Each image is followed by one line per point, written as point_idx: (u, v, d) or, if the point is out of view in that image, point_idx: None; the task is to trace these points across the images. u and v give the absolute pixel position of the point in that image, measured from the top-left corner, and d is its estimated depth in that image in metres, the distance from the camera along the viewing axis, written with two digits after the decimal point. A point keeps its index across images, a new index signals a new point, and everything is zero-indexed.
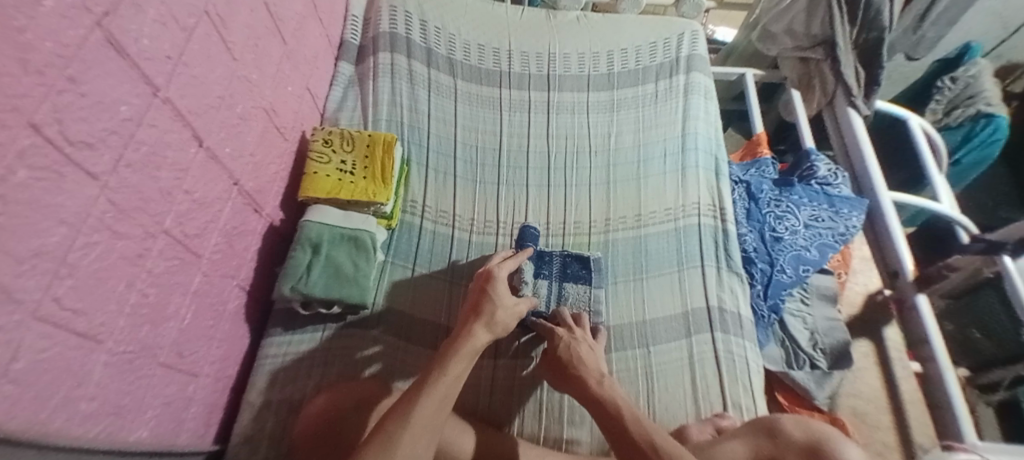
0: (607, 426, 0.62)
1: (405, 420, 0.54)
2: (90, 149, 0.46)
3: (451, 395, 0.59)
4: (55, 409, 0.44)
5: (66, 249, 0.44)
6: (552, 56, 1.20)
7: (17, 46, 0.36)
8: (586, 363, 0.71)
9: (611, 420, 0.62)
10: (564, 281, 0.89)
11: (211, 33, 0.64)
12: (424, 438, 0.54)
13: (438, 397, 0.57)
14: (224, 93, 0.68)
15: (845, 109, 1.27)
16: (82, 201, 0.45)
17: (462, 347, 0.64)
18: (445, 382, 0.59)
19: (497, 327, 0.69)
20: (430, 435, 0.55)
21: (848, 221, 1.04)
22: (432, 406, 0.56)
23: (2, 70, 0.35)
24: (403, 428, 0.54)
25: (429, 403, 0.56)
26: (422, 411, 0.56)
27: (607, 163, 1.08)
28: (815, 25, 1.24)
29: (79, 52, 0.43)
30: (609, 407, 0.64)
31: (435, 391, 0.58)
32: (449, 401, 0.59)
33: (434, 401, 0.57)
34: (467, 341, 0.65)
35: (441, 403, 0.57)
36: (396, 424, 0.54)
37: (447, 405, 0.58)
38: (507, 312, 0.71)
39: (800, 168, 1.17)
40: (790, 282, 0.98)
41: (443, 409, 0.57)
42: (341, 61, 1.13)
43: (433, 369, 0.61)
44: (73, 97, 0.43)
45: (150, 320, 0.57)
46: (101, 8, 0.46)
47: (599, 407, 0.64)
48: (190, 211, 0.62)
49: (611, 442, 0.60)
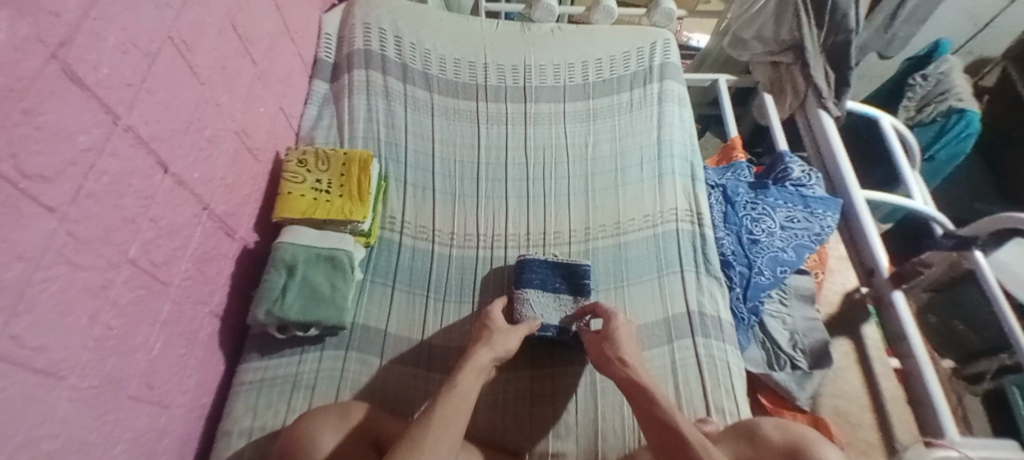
0: (640, 411, 0.62)
1: (432, 418, 0.56)
2: (48, 182, 0.45)
3: (471, 399, 0.61)
4: (15, 449, 0.43)
5: (23, 284, 0.43)
6: (527, 68, 1.21)
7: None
8: (625, 349, 0.72)
9: (643, 406, 0.62)
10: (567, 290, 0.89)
11: (176, 58, 0.63)
12: (451, 437, 0.55)
13: (455, 410, 0.58)
14: (191, 118, 0.67)
15: (816, 111, 1.30)
16: (39, 235, 0.45)
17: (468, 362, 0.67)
18: (460, 391, 0.61)
19: (497, 347, 0.71)
20: (457, 436, 0.55)
21: (823, 221, 1.06)
22: (455, 418, 0.57)
23: None
24: (429, 428, 0.54)
25: (448, 410, 0.57)
26: (444, 412, 0.57)
27: (585, 171, 1.09)
28: (783, 31, 1.27)
29: (33, 84, 0.43)
30: (649, 392, 0.64)
31: (453, 399, 0.59)
32: (468, 407, 0.60)
33: (451, 404, 0.58)
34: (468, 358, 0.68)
35: (462, 412, 0.58)
36: (421, 425, 0.55)
37: (463, 412, 0.58)
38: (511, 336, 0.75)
39: (775, 171, 1.19)
40: (769, 284, 0.99)
41: (462, 417, 0.58)
42: (315, 80, 1.13)
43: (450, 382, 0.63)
44: (28, 130, 0.43)
45: (116, 352, 0.56)
46: (57, 39, 0.45)
47: (638, 392, 0.64)
48: (156, 238, 0.61)
49: (644, 427, 0.60)
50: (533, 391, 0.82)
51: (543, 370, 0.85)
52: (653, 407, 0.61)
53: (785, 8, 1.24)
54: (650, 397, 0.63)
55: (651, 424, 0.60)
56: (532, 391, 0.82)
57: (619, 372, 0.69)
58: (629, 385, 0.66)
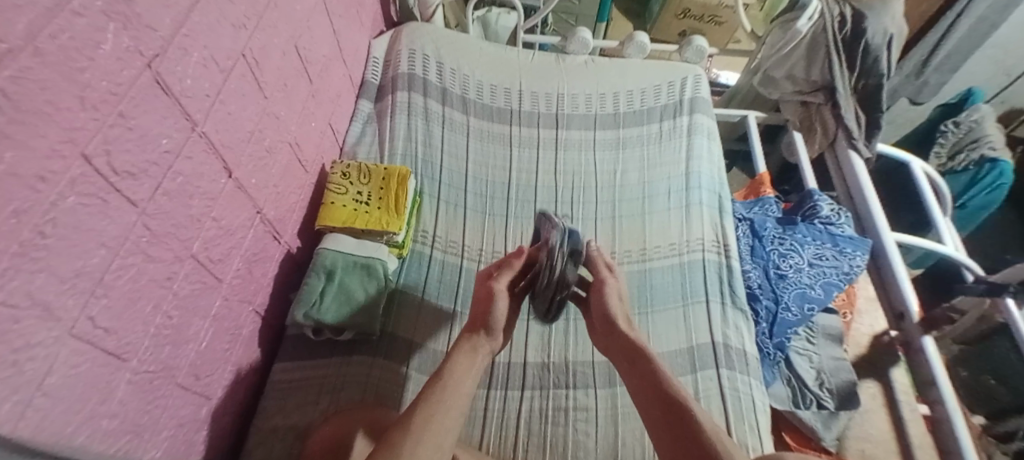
0: (643, 381, 0.67)
1: (407, 426, 0.58)
2: (134, 178, 0.50)
3: (455, 403, 0.63)
4: (79, 424, 0.46)
5: (102, 271, 0.48)
6: (560, 97, 1.26)
7: (73, 85, 0.41)
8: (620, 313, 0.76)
9: (646, 376, 0.68)
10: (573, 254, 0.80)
11: (246, 74, 0.69)
12: (431, 438, 0.58)
13: (439, 417, 0.60)
14: (254, 128, 0.72)
15: (847, 151, 1.31)
16: (122, 226, 0.50)
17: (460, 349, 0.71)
18: (439, 398, 0.63)
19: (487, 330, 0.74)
20: (441, 442, 0.59)
21: (851, 260, 1.05)
22: (429, 426, 0.59)
23: (53, 106, 0.40)
24: (403, 437, 0.57)
25: (424, 420, 0.59)
26: (419, 421, 0.59)
27: (612, 197, 1.11)
28: (814, 72, 1.29)
29: (129, 91, 0.48)
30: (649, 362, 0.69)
31: (426, 410, 0.61)
32: (451, 410, 0.62)
33: (426, 412, 0.60)
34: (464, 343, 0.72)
35: (442, 418, 0.60)
36: (397, 434, 0.58)
37: (440, 407, 0.62)
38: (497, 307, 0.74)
39: (803, 208, 1.21)
40: (796, 321, 0.98)
41: (444, 423, 0.60)
42: (361, 99, 1.19)
43: (427, 389, 0.65)
44: (122, 130, 0.48)
45: (172, 340, 0.59)
46: (153, 51, 0.51)
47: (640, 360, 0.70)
48: (216, 237, 0.66)
49: (647, 395, 0.66)
50: (554, 411, 0.83)
51: (564, 390, 0.85)
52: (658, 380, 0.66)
53: (817, 49, 1.27)
54: (652, 369, 0.68)
55: (652, 398, 0.66)
56: (551, 411, 0.83)
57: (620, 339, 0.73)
58: (632, 354, 0.71)
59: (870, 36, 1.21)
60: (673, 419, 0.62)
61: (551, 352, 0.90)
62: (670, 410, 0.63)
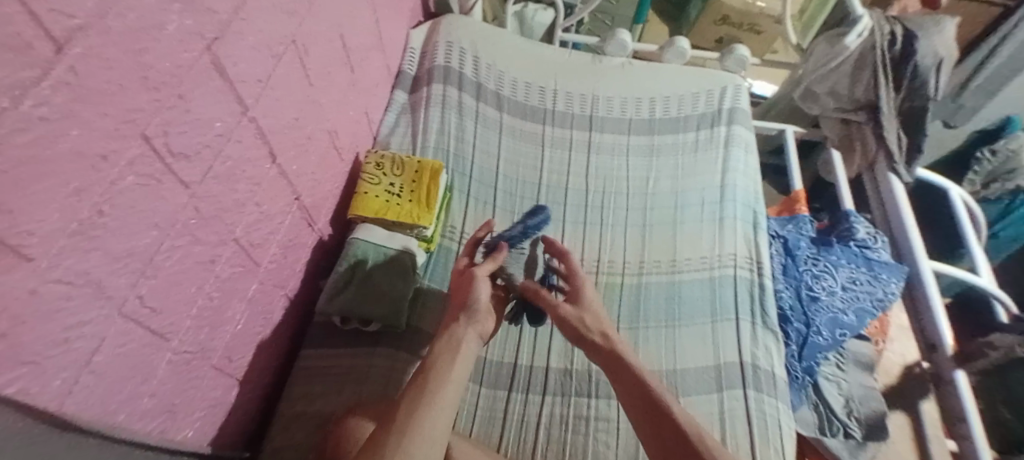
0: (624, 384, 0.69)
1: (392, 422, 0.56)
2: (186, 161, 0.50)
3: (434, 391, 0.61)
4: (122, 402, 0.47)
5: (153, 251, 0.48)
6: (595, 98, 1.24)
7: (136, 66, 0.41)
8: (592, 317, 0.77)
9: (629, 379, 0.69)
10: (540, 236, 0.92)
11: (295, 60, 0.68)
12: (420, 431, 0.56)
13: (425, 410, 0.58)
14: (298, 115, 0.72)
15: (886, 175, 1.29)
16: (173, 207, 0.50)
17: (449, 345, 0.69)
18: (422, 390, 0.61)
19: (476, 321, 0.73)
20: (429, 433, 0.56)
21: (885, 286, 1.05)
22: (413, 419, 0.57)
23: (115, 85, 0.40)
24: (388, 433, 0.55)
25: (406, 414, 0.57)
26: (403, 414, 0.57)
27: (644, 204, 1.10)
28: (859, 89, 1.27)
29: (188, 73, 0.48)
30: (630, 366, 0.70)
31: (408, 405, 0.58)
32: (436, 402, 0.60)
33: (409, 405, 0.59)
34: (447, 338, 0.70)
35: (427, 410, 0.58)
36: (383, 431, 0.56)
37: (424, 401, 0.59)
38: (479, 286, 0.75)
39: (839, 228, 1.19)
40: (826, 345, 0.97)
41: (429, 414, 0.58)
42: (396, 90, 1.18)
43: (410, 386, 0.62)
44: (179, 113, 0.48)
45: (211, 322, 0.60)
46: (212, 34, 0.50)
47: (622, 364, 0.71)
48: (257, 222, 0.66)
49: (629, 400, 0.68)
50: (575, 419, 0.82)
51: (585, 399, 0.84)
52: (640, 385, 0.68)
53: (864, 66, 1.24)
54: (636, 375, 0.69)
55: (634, 400, 0.68)
56: (572, 418, 0.82)
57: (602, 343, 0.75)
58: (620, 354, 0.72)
59: (920, 57, 1.18)
60: (657, 422, 0.65)
61: (574, 358, 0.89)
62: (653, 415, 0.65)
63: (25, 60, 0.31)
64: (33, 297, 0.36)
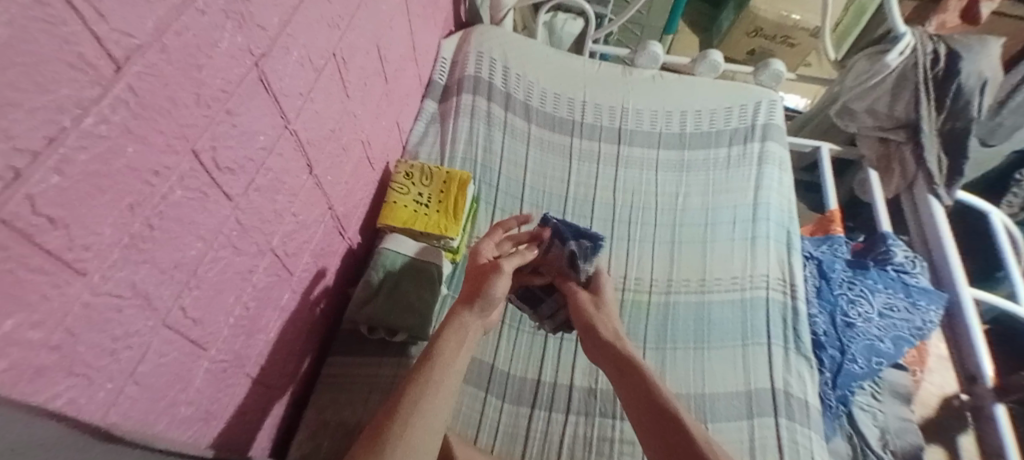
0: (632, 390, 0.66)
1: (394, 411, 0.56)
2: (231, 174, 0.51)
3: (434, 380, 0.60)
4: (161, 411, 0.48)
5: (198, 262, 0.49)
6: (625, 111, 1.23)
7: (191, 82, 0.42)
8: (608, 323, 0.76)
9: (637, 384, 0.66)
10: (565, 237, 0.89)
11: (335, 72, 0.69)
12: (420, 422, 0.55)
13: (425, 401, 0.57)
14: (335, 127, 0.73)
15: (926, 196, 1.24)
16: (217, 219, 0.51)
17: (449, 329, 0.68)
18: (426, 380, 0.60)
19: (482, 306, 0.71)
20: (430, 424, 0.56)
21: (925, 314, 1.03)
22: (415, 410, 0.56)
23: (172, 103, 0.41)
24: (389, 423, 0.54)
25: (409, 404, 0.56)
26: (405, 404, 0.56)
27: (673, 221, 1.08)
28: (899, 107, 1.25)
29: (237, 89, 0.49)
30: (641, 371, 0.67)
31: (411, 394, 0.57)
32: (439, 393, 0.59)
33: (413, 393, 0.58)
34: (453, 322, 0.69)
35: (429, 400, 0.57)
36: (384, 420, 0.55)
37: (427, 392, 0.58)
38: (497, 279, 0.72)
39: (875, 250, 1.17)
40: (862, 373, 0.95)
41: (431, 404, 0.57)
42: (426, 99, 1.19)
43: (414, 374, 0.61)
44: (227, 128, 0.49)
45: (246, 331, 0.60)
46: (261, 51, 0.51)
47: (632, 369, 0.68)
48: (293, 232, 0.67)
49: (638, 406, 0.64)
50: (598, 441, 0.80)
51: (610, 420, 0.83)
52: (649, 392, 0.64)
53: (904, 85, 1.23)
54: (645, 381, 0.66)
55: (641, 407, 0.64)
56: (596, 440, 0.81)
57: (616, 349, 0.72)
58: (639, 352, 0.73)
59: (964, 78, 1.17)
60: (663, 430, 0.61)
61: (599, 378, 0.87)
62: (662, 421, 0.61)
63: (83, 78, 0.32)
64: (84, 310, 0.37)
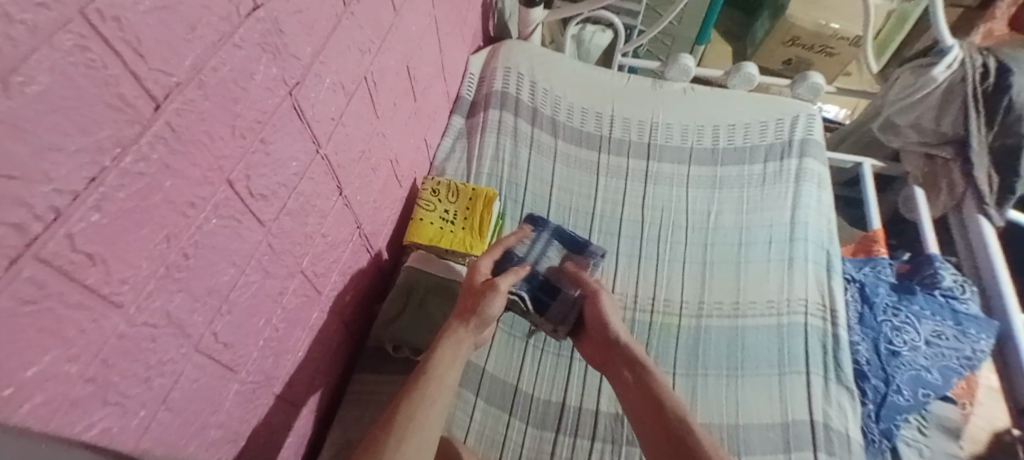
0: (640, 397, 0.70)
1: (392, 423, 0.60)
2: (264, 200, 0.52)
3: (428, 393, 0.64)
4: (192, 434, 0.48)
5: (230, 288, 0.50)
6: (654, 125, 1.20)
7: (228, 115, 0.44)
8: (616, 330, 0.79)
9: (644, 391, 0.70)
10: (557, 244, 0.91)
11: (366, 96, 0.71)
12: (416, 433, 0.60)
13: (420, 412, 0.62)
14: (365, 148, 0.74)
15: (975, 216, 1.17)
16: (250, 245, 0.52)
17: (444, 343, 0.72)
18: (422, 394, 0.64)
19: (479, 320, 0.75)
20: (424, 435, 0.60)
21: (974, 344, 0.97)
22: (412, 422, 0.60)
23: (211, 136, 0.42)
24: (388, 435, 0.59)
25: (406, 417, 0.61)
26: (402, 416, 0.61)
27: (704, 240, 1.05)
28: (946, 122, 1.18)
29: (272, 118, 0.50)
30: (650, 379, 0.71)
31: (407, 409, 0.62)
32: (432, 405, 0.63)
33: (409, 408, 0.62)
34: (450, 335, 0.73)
35: (423, 410, 0.62)
36: (382, 433, 0.59)
37: (423, 403, 0.63)
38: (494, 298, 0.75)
39: (920, 274, 1.10)
40: (908, 406, 0.90)
41: (425, 414, 0.62)
42: (454, 115, 1.19)
43: (409, 387, 0.65)
44: (261, 156, 0.50)
45: (275, 352, 0.61)
46: (295, 80, 0.53)
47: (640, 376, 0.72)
48: (322, 253, 0.68)
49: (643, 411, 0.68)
50: None
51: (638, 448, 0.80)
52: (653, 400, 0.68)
53: (952, 99, 1.16)
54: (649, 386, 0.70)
55: (647, 412, 0.68)
56: None
57: (623, 357, 0.76)
58: (632, 362, 0.74)
59: (1016, 92, 1.10)
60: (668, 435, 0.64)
61: None
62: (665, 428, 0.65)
63: (124, 117, 0.33)
64: (121, 340, 0.37)
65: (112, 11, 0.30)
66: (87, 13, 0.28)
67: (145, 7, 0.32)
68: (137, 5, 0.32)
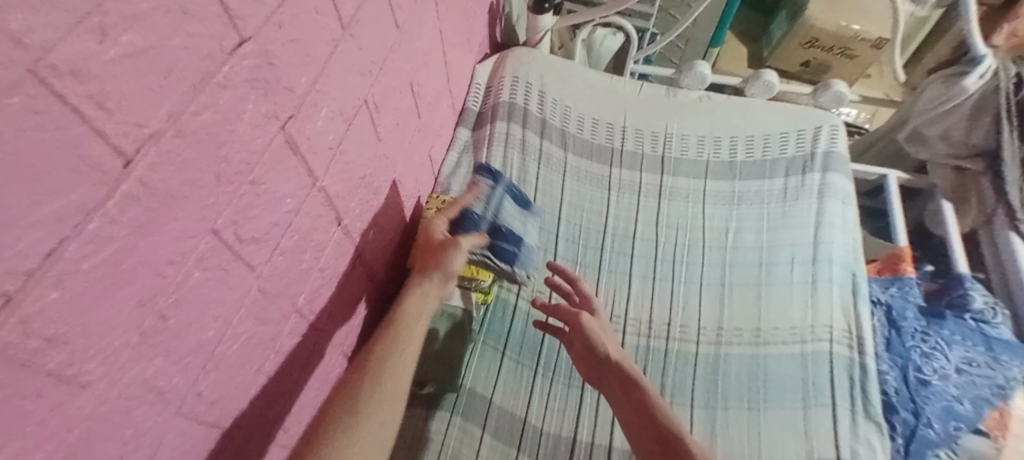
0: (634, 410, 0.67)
1: (365, 370, 0.62)
2: (256, 243, 0.49)
3: (397, 343, 0.66)
4: None
5: (217, 342, 0.46)
6: (668, 137, 1.15)
7: (213, 160, 0.40)
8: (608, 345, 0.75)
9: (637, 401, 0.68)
10: (508, 198, 0.92)
11: (367, 120, 0.68)
12: (390, 381, 0.61)
13: (389, 366, 0.63)
14: (366, 173, 0.71)
15: (1006, 233, 1.11)
16: (240, 293, 0.48)
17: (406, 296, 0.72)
18: (393, 344, 0.65)
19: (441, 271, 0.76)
20: (398, 384, 0.62)
21: (1006, 371, 0.92)
22: (386, 370, 0.62)
23: (194, 185, 0.38)
24: (361, 383, 0.60)
25: (378, 364, 0.62)
26: (375, 363, 0.62)
27: (723, 260, 1.00)
28: (976, 135, 1.13)
29: (262, 157, 0.47)
30: (642, 392, 0.69)
31: (380, 354, 0.63)
32: (403, 357, 0.65)
33: (381, 355, 0.64)
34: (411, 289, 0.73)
35: (393, 364, 0.63)
36: (354, 379, 0.60)
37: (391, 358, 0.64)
38: (453, 253, 0.77)
39: (948, 294, 1.04)
40: (939, 441, 0.85)
41: (395, 368, 0.63)
42: (459, 127, 1.14)
43: (379, 336, 0.67)
44: (252, 198, 0.47)
45: (269, 398, 0.57)
46: (287, 113, 0.50)
47: (634, 390, 0.69)
48: (320, 287, 0.64)
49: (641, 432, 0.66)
50: None
51: None
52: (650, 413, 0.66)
53: (985, 111, 1.12)
54: (645, 401, 0.67)
55: (642, 429, 0.66)
56: None
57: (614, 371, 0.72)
58: (625, 380, 0.71)
59: None
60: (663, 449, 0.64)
61: None
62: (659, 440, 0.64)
63: (89, 181, 0.28)
64: (90, 424, 0.33)
65: (70, 65, 0.25)
66: (38, 72, 0.23)
67: (110, 56, 0.28)
68: (101, 56, 0.27)
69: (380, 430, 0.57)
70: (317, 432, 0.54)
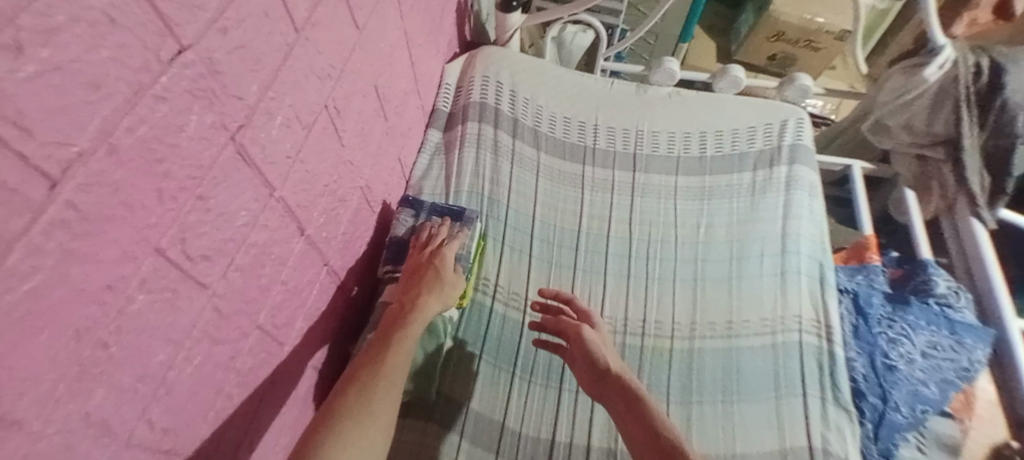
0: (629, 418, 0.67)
1: (361, 371, 0.64)
2: (208, 261, 0.47)
3: (407, 344, 0.70)
4: None
5: (166, 368, 0.44)
6: (639, 134, 1.16)
7: (153, 177, 0.37)
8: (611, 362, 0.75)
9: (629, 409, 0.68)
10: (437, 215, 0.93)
11: (328, 125, 0.66)
12: (383, 385, 0.64)
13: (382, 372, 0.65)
14: (330, 181, 0.69)
15: (968, 219, 1.15)
16: (192, 314, 0.46)
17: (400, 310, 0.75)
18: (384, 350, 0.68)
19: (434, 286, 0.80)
20: (390, 389, 0.64)
21: (970, 353, 0.96)
22: (379, 375, 0.64)
23: (135, 206, 0.36)
24: (377, 375, 0.64)
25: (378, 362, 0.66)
26: (392, 359, 0.67)
27: (695, 255, 1.01)
28: (937, 124, 1.13)
29: (210, 171, 0.45)
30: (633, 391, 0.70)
31: (371, 363, 0.65)
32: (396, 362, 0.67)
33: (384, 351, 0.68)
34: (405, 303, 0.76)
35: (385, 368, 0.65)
36: (370, 370, 0.65)
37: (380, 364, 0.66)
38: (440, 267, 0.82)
39: (913, 280, 1.08)
40: (906, 424, 0.88)
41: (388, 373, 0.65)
42: (430, 129, 1.12)
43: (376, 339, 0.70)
44: (200, 214, 0.44)
45: (230, 418, 0.56)
46: (237, 123, 0.48)
47: (626, 402, 0.69)
48: (283, 301, 0.63)
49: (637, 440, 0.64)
50: None
51: None
52: (644, 422, 0.66)
53: (944, 100, 1.11)
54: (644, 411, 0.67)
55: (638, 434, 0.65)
56: None
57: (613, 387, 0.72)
58: (624, 394, 0.70)
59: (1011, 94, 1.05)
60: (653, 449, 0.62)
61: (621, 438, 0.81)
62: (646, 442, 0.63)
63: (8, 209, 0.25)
64: None
65: None
66: None
67: (28, 72, 0.25)
68: (17, 73, 0.24)
69: (383, 424, 0.61)
70: (324, 422, 0.58)
